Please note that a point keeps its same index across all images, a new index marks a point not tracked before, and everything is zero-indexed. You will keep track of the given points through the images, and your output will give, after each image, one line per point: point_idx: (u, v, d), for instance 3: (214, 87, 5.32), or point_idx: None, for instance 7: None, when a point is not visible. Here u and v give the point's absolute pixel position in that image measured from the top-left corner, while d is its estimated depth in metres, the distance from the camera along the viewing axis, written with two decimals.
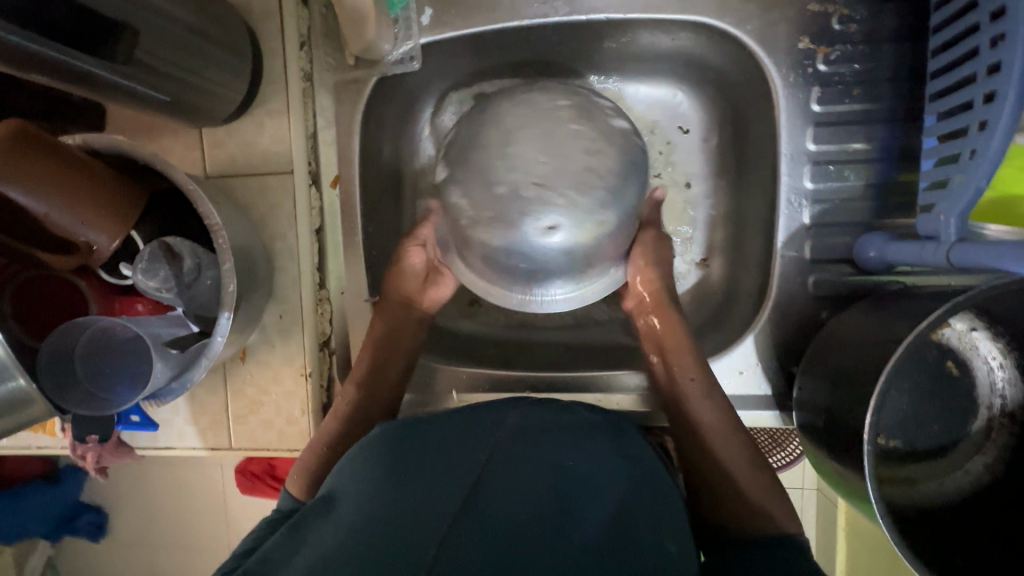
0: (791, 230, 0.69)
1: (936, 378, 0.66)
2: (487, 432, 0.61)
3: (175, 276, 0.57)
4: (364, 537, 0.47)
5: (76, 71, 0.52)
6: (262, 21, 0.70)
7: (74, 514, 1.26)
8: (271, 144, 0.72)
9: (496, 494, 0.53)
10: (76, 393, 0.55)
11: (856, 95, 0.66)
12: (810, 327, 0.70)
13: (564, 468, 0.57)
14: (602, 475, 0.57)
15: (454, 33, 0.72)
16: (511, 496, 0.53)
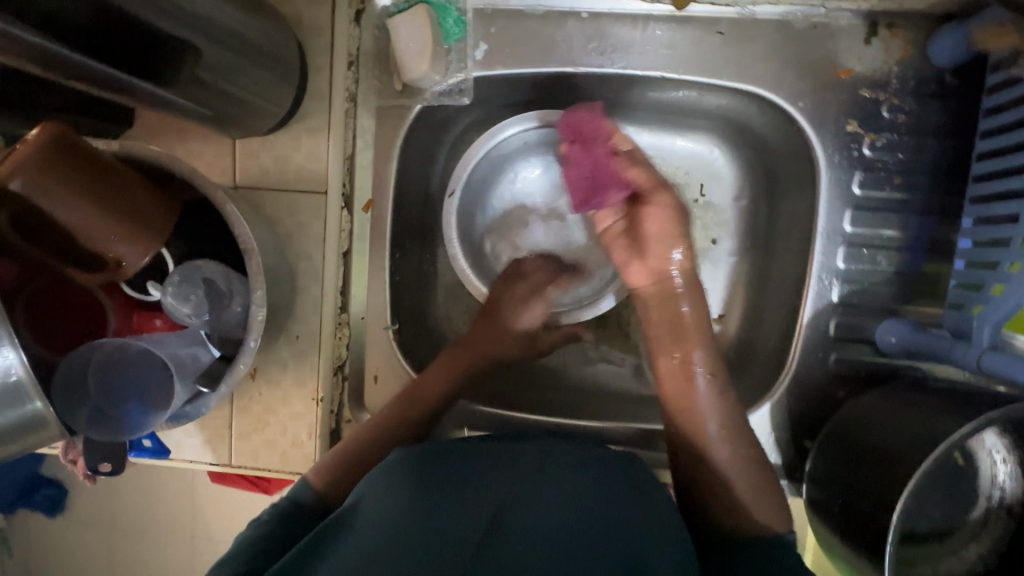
0: (818, 307, 0.70)
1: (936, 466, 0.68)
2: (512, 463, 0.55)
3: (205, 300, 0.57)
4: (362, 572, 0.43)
5: (121, 84, 0.47)
6: (312, 36, 0.68)
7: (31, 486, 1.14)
8: (307, 162, 0.70)
9: (511, 538, 0.47)
10: (86, 415, 0.52)
11: (896, 183, 0.67)
12: (828, 404, 0.71)
13: (586, 500, 0.51)
14: (634, 526, 0.50)
15: (506, 71, 0.71)
16: (537, 526, 0.48)
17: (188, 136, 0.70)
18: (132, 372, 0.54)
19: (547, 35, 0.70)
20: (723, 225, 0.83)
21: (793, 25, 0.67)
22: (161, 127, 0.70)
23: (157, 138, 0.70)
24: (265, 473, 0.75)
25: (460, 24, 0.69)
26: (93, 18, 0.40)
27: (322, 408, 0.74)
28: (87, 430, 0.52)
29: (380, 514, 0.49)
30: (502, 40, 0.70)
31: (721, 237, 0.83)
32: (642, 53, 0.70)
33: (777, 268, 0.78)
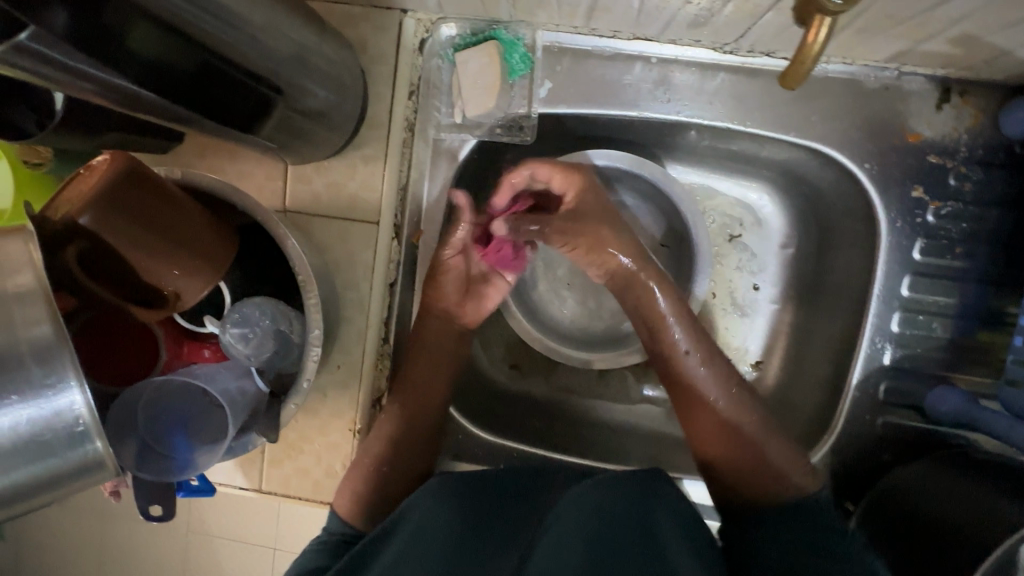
0: (867, 370, 0.69)
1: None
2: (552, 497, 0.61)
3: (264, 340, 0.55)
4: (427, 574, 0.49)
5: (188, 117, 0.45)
6: (376, 64, 0.66)
7: None
8: (360, 190, 0.69)
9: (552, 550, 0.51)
10: (135, 454, 0.51)
11: (957, 252, 0.67)
12: (874, 469, 0.70)
13: (619, 522, 0.54)
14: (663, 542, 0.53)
15: (568, 110, 0.70)
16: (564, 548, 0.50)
17: (241, 156, 0.69)
18: (179, 405, 0.54)
19: (613, 76, 0.69)
20: (767, 272, 0.82)
21: (865, 85, 0.66)
22: (213, 145, 0.68)
23: (209, 155, 0.69)
24: (296, 501, 0.74)
25: (526, 60, 0.67)
26: (186, 62, 0.39)
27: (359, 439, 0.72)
28: (135, 468, 0.51)
29: (423, 539, 0.54)
30: (567, 79, 0.69)
31: (764, 284, 0.83)
32: (708, 102, 0.69)
33: (823, 321, 0.78)
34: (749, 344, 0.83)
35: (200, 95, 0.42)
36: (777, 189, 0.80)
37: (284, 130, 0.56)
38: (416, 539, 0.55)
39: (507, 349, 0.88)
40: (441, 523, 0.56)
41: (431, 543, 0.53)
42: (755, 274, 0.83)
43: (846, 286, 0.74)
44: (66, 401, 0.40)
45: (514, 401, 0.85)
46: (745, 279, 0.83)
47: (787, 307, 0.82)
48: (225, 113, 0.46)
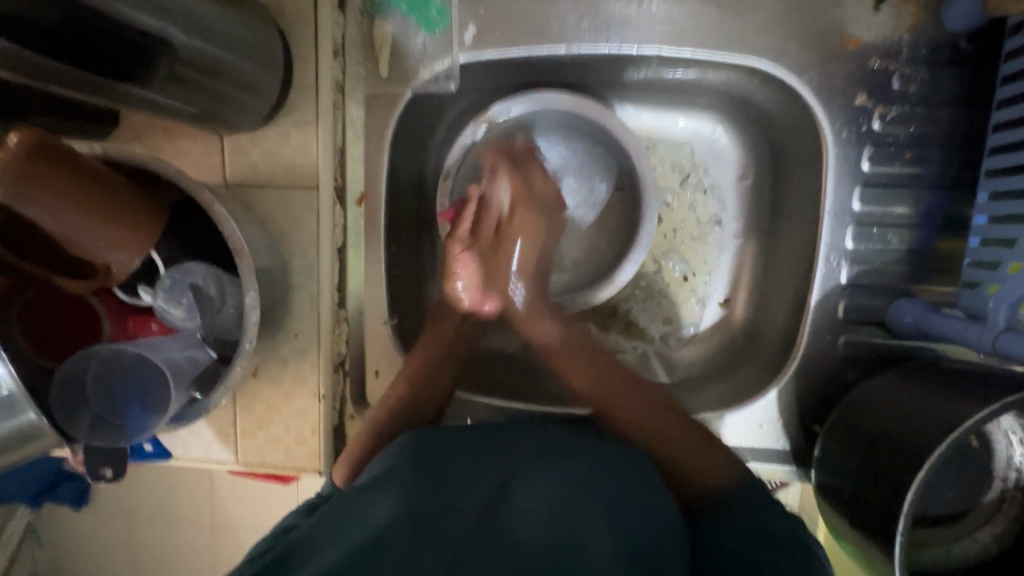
0: (825, 290, 0.68)
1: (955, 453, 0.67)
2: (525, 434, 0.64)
3: (197, 303, 0.56)
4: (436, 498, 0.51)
5: (94, 82, 0.47)
6: (295, 26, 0.66)
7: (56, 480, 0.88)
8: (297, 156, 0.69)
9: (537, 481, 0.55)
10: (86, 421, 0.52)
11: (908, 158, 0.65)
12: (838, 386, 0.69)
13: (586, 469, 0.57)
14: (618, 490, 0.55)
15: (496, 54, 0.69)
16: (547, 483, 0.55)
17: (176, 135, 0.69)
18: (126, 378, 0.53)
19: (538, 13, 0.67)
20: (727, 207, 0.82)
21: None
22: (148, 127, 0.69)
23: (145, 137, 0.69)
24: (271, 469, 0.75)
25: (445, 14, 0.68)
26: (53, 17, 0.40)
27: (325, 404, 0.73)
28: (86, 438, 0.52)
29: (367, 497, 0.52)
30: (492, 21, 0.68)
31: (725, 219, 0.82)
32: (637, 29, 0.67)
33: (784, 248, 0.76)
34: (715, 281, 0.83)
35: (85, 50, 0.43)
36: (728, 119, 0.78)
37: (200, 96, 0.55)
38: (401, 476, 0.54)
39: None
40: (391, 474, 0.54)
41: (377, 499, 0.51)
42: (716, 210, 0.82)
43: (802, 210, 0.72)
44: None
45: (483, 357, 0.86)
46: (706, 217, 0.82)
47: (748, 239, 0.81)
48: (127, 74, 0.47)
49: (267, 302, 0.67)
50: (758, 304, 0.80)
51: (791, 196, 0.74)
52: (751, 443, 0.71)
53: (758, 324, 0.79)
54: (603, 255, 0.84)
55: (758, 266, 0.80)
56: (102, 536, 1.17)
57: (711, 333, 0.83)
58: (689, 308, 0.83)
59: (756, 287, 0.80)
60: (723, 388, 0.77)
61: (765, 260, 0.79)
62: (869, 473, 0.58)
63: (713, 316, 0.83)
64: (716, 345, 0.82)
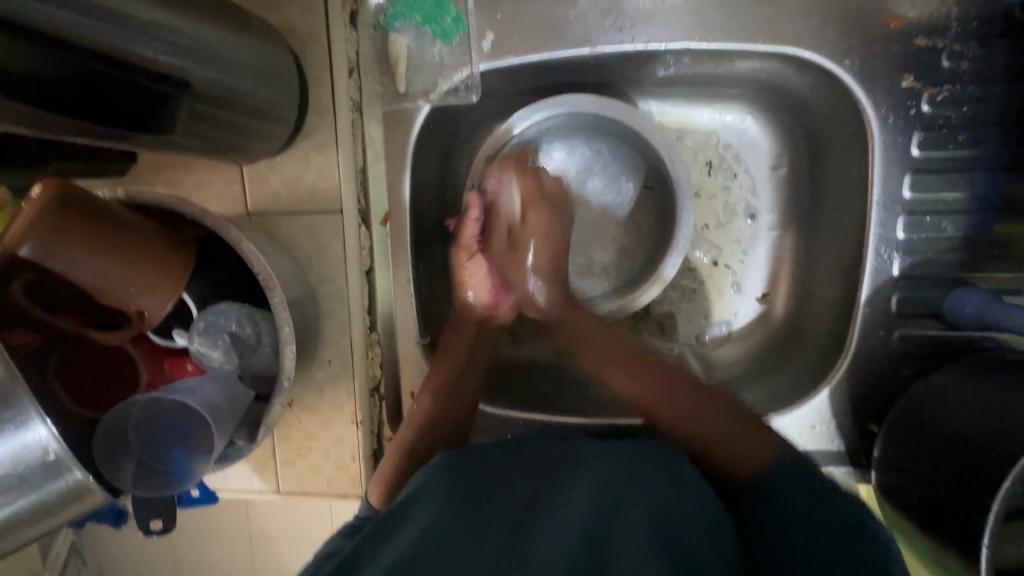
0: (876, 284, 0.65)
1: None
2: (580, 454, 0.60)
3: (233, 344, 0.54)
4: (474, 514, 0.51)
5: (112, 130, 0.45)
6: (309, 46, 0.63)
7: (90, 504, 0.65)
8: (318, 181, 0.67)
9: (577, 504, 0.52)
10: (131, 470, 0.51)
11: (961, 140, 0.61)
12: (893, 383, 0.66)
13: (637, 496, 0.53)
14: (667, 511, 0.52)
15: (517, 60, 0.66)
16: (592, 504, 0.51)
17: (194, 167, 0.67)
18: (171, 423, 0.53)
19: (559, 15, 0.64)
20: (762, 198, 0.79)
21: None
22: (166, 160, 0.67)
23: (164, 171, 0.68)
24: (313, 497, 0.75)
25: (460, 22, 0.66)
26: (61, 68, 0.38)
27: (363, 430, 0.72)
28: (131, 488, 0.51)
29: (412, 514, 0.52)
30: (510, 27, 0.65)
31: (759, 211, 0.79)
32: (663, 23, 0.64)
33: (827, 240, 0.73)
34: (753, 277, 0.80)
35: (100, 96, 0.41)
36: (758, 108, 0.76)
37: (218, 128, 0.54)
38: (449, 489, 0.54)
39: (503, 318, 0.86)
40: (437, 488, 0.55)
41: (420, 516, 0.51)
42: (749, 201, 0.79)
43: (846, 201, 0.69)
44: (34, 436, 0.41)
45: (518, 368, 0.85)
46: (738, 209, 0.80)
47: (786, 232, 0.78)
48: (145, 117, 0.46)
49: (300, 332, 0.66)
50: (801, 299, 0.77)
51: (832, 186, 0.71)
52: (803, 446, 0.69)
53: (801, 321, 0.76)
54: (637, 254, 0.81)
55: (798, 259, 0.77)
56: (149, 560, 1.19)
57: (751, 331, 0.80)
58: (725, 306, 0.81)
59: (797, 281, 0.77)
60: (769, 388, 0.75)
61: (806, 253, 0.76)
62: (940, 475, 0.55)
63: (752, 312, 0.80)
64: (758, 344, 0.79)
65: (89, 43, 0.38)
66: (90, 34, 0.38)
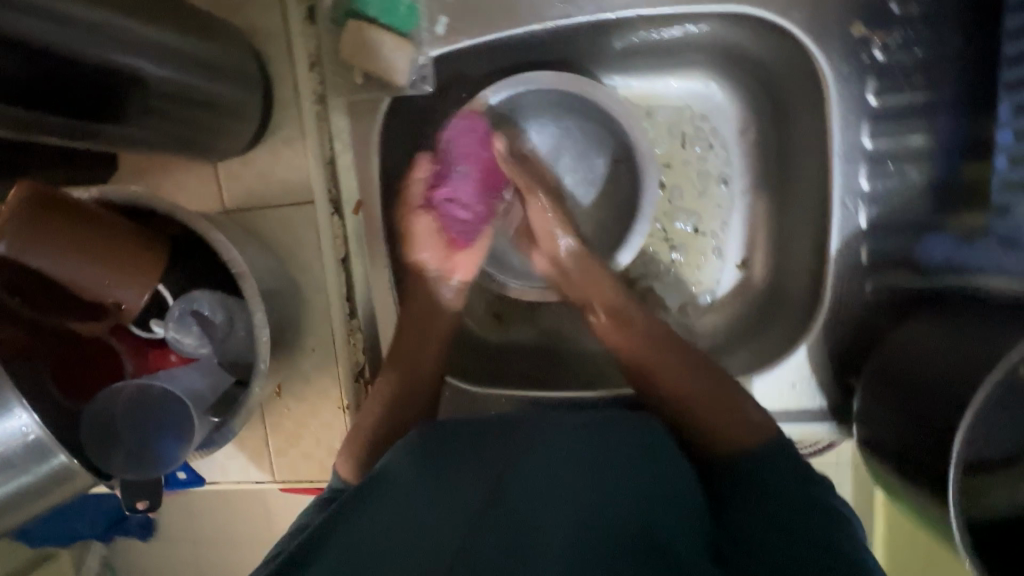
0: (845, 236, 0.64)
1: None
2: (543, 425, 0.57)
3: (206, 331, 0.56)
4: (423, 515, 0.49)
5: (70, 128, 0.48)
6: (269, 44, 0.66)
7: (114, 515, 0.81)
8: (288, 174, 0.69)
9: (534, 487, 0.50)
10: (120, 455, 0.54)
11: (918, 84, 0.60)
12: (870, 335, 0.66)
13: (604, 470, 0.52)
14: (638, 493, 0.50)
15: (472, 41, 0.67)
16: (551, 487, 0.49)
17: (171, 169, 0.70)
18: (154, 412, 0.55)
19: None
20: (734, 163, 0.79)
21: None
22: (146, 164, 0.70)
23: (143, 176, 0.71)
24: (307, 484, 0.77)
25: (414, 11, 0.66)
26: (18, 70, 0.41)
27: (350, 415, 0.74)
28: (122, 473, 0.53)
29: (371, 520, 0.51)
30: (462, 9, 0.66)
31: (732, 176, 0.79)
32: None
33: (798, 197, 0.72)
34: (730, 243, 0.80)
35: (53, 93, 0.44)
36: (720, 72, 0.76)
37: (181, 125, 0.56)
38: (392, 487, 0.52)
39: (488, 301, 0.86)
40: (387, 480, 0.53)
41: (373, 523, 0.50)
42: (722, 167, 0.79)
43: (811, 156, 0.68)
44: (16, 421, 0.44)
45: (504, 350, 0.85)
46: (711, 175, 0.80)
47: (758, 194, 0.78)
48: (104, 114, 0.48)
49: (279, 321, 0.68)
50: (777, 261, 0.77)
51: (798, 142, 0.71)
52: (786, 406, 0.69)
53: (778, 282, 0.76)
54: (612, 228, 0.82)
55: (771, 220, 0.77)
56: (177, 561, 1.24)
57: (731, 296, 0.80)
58: (703, 273, 0.81)
59: (772, 243, 0.77)
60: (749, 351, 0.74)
61: (779, 214, 0.76)
62: (911, 420, 0.55)
63: (732, 277, 0.80)
64: (738, 309, 0.79)
65: (39, 43, 0.40)
66: (37, 35, 0.40)
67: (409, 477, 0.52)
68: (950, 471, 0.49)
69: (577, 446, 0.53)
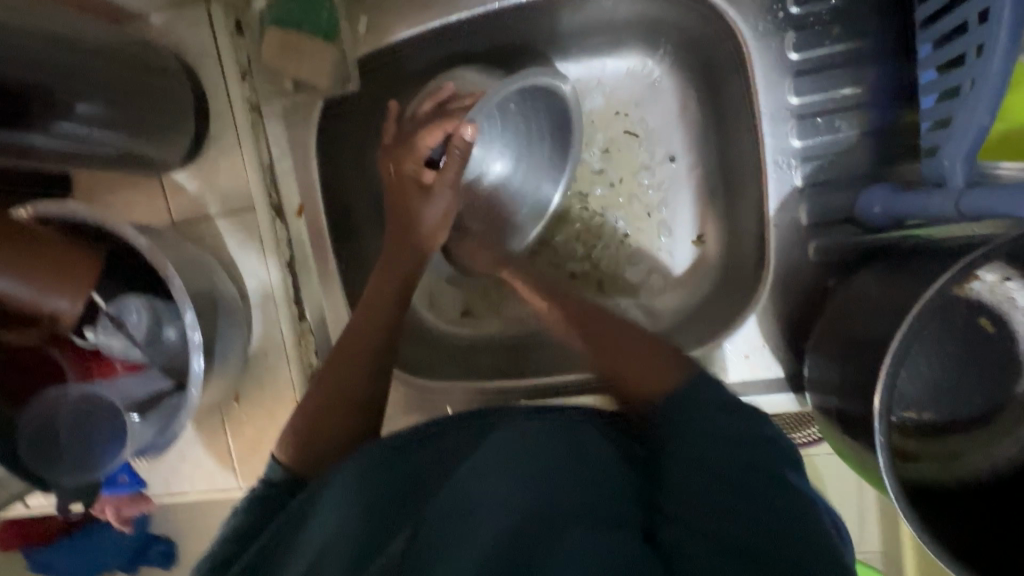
0: (783, 197, 0.62)
1: (944, 319, 0.59)
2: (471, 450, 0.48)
3: (131, 340, 0.59)
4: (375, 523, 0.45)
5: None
6: (200, 60, 0.69)
7: None
8: (229, 183, 0.71)
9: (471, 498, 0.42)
10: (63, 463, 0.55)
11: (838, 34, 0.59)
12: (819, 297, 0.63)
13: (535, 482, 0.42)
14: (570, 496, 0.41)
15: (393, 37, 0.68)
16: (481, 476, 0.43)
17: (119, 189, 0.72)
18: (100, 420, 0.57)
19: None
20: (676, 138, 0.78)
21: None
22: (95, 187, 0.72)
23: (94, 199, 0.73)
24: None
25: (335, 16, 0.68)
26: None
27: None
28: (63, 479, 0.55)
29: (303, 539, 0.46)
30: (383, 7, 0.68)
31: (678, 153, 0.79)
32: None
33: (740, 165, 0.71)
34: (681, 222, 0.79)
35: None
36: (653, 48, 0.76)
37: (108, 140, 0.59)
38: (347, 496, 0.47)
39: (451, 298, 0.85)
40: (343, 483, 0.49)
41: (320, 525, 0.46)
42: (667, 144, 0.79)
43: (745, 120, 0.68)
44: None
45: (469, 345, 0.83)
46: (657, 153, 0.79)
47: (705, 165, 0.77)
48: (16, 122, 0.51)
49: (227, 327, 0.68)
50: (730, 232, 0.75)
51: (733, 106, 0.70)
52: (744, 377, 0.66)
53: (732, 254, 0.74)
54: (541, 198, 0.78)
55: (720, 192, 0.75)
56: None
57: (689, 274, 0.79)
58: (660, 253, 0.79)
59: (723, 215, 0.75)
60: (705, 325, 0.72)
61: (727, 183, 0.74)
62: (860, 377, 0.53)
63: (687, 254, 0.79)
64: (694, 284, 0.78)
65: None
66: None
67: (365, 485, 0.48)
68: (879, 442, 0.49)
69: (527, 452, 0.45)
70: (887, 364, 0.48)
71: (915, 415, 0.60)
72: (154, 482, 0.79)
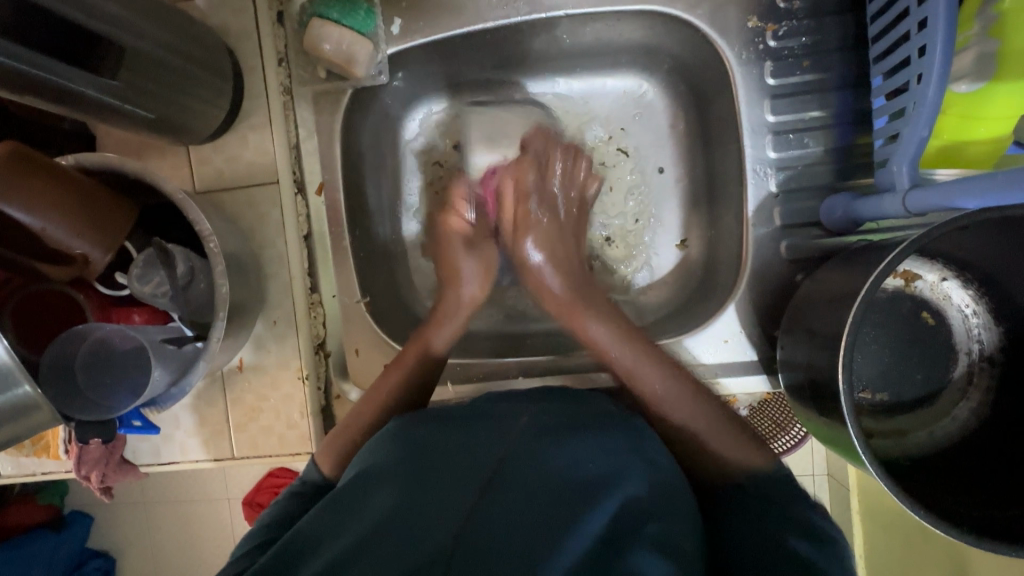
0: (760, 201, 0.71)
1: (891, 310, 0.68)
2: (510, 429, 0.57)
3: (169, 280, 0.60)
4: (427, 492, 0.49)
5: (41, 86, 0.54)
6: (241, 42, 0.75)
7: (81, 561, 1.22)
8: (256, 157, 0.76)
9: (521, 478, 0.50)
10: (79, 400, 0.58)
11: (806, 66, 0.70)
12: (788, 292, 0.72)
13: (577, 472, 0.51)
14: (606, 483, 0.51)
15: (423, 40, 0.77)
16: (532, 464, 0.52)
17: (146, 154, 0.76)
18: (120, 361, 0.60)
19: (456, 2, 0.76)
20: (663, 152, 0.88)
21: None
22: (123, 151, 0.76)
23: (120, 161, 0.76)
24: (266, 460, 0.78)
25: (371, 15, 0.75)
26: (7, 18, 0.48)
27: (310, 385, 0.77)
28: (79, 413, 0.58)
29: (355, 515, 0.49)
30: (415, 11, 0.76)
31: (666, 165, 0.88)
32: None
33: (722, 176, 0.80)
34: (666, 228, 0.88)
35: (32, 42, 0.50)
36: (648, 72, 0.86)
37: (153, 100, 0.63)
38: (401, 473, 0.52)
39: None
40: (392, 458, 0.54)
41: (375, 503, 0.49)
42: (657, 157, 0.88)
43: (727, 136, 0.78)
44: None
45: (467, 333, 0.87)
46: (648, 165, 0.88)
47: (690, 178, 0.86)
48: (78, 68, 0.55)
49: (242, 287, 0.71)
50: (711, 237, 0.83)
51: (717, 123, 0.80)
52: (721, 359, 0.74)
53: (713, 255, 0.82)
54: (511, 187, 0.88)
55: (704, 203, 0.85)
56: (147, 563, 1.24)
57: (673, 273, 0.87)
58: (648, 254, 0.88)
59: (706, 221, 0.84)
60: (688, 316, 0.79)
61: (709, 193, 0.84)
62: (824, 353, 0.60)
63: (673, 256, 0.87)
64: (677, 283, 0.86)
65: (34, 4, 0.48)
66: None
67: (416, 460, 0.53)
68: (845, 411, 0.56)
69: (569, 448, 0.54)
70: (847, 337, 0.56)
71: (869, 396, 0.69)
72: (144, 446, 0.79)
